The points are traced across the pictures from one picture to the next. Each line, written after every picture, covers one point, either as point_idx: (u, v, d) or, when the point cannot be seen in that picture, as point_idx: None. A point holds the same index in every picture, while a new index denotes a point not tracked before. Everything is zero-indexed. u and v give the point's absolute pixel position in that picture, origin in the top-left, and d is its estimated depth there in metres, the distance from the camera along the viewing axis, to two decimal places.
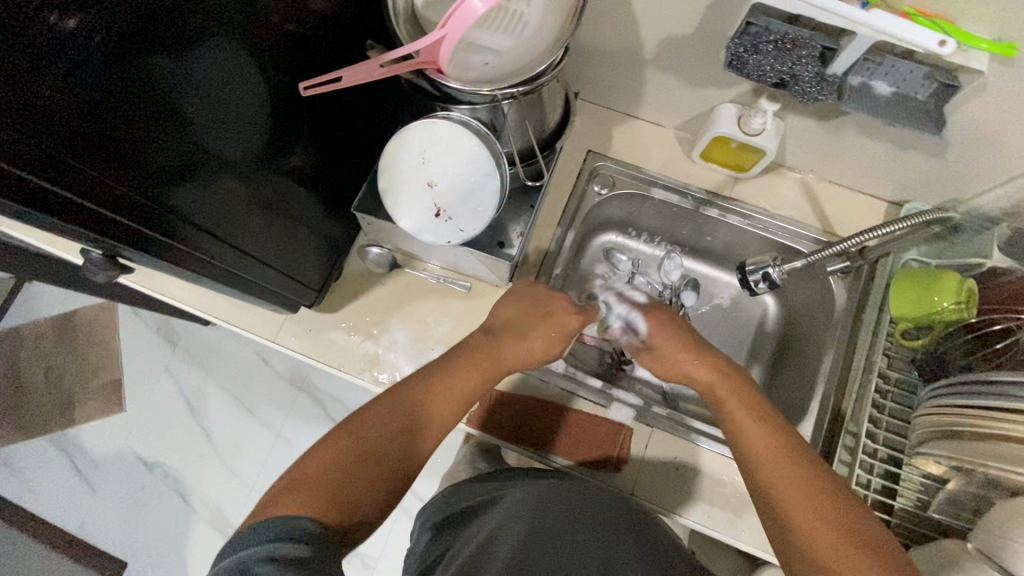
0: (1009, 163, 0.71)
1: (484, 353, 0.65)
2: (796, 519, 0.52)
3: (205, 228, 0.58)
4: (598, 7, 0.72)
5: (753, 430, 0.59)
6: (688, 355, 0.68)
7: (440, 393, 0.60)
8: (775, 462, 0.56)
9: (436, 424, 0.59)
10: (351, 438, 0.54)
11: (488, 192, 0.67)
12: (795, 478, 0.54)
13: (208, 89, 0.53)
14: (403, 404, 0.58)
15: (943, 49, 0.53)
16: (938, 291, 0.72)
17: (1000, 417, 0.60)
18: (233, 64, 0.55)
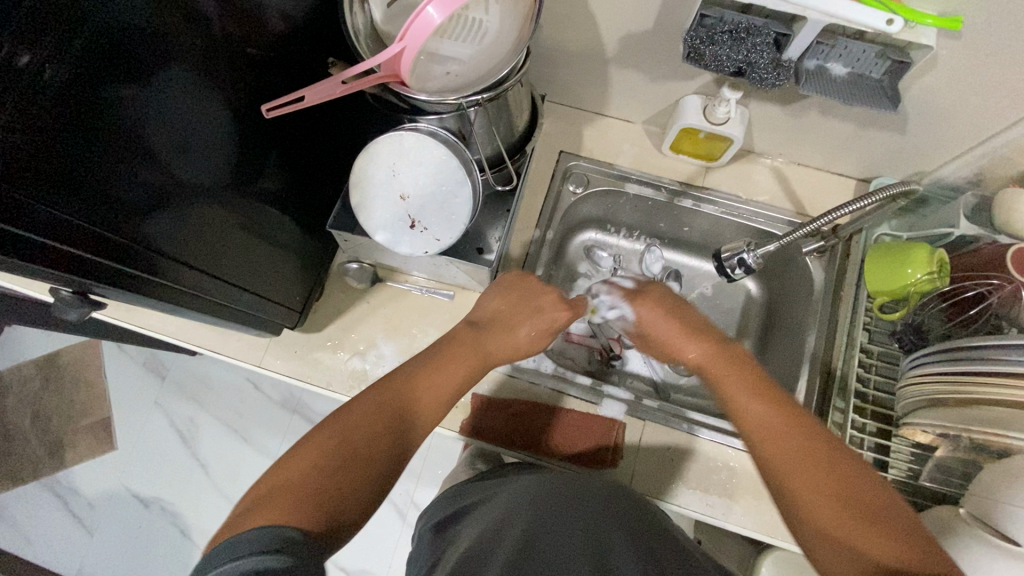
0: (967, 133, 0.73)
1: (466, 349, 0.65)
2: (804, 489, 0.52)
3: (181, 258, 0.58)
4: (556, 9, 0.73)
5: (750, 406, 0.60)
6: (692, 336, 0.68)
7: (429, 388, 0.60)
8: (776, 436, 0.56)
9: (426, 421, 0.59)
10: (337, 438, 0.52)
11: (461, 200, 0.67)
12: (798, 449, 0.55)
13: (171, 117, 0.53)
14: (389, 400, 0.57)
15: (891, 27, 0.54)
16: (910, 263, 0.73)
17: (984, 383, 0.61)
18: (195, 90, 0.55)
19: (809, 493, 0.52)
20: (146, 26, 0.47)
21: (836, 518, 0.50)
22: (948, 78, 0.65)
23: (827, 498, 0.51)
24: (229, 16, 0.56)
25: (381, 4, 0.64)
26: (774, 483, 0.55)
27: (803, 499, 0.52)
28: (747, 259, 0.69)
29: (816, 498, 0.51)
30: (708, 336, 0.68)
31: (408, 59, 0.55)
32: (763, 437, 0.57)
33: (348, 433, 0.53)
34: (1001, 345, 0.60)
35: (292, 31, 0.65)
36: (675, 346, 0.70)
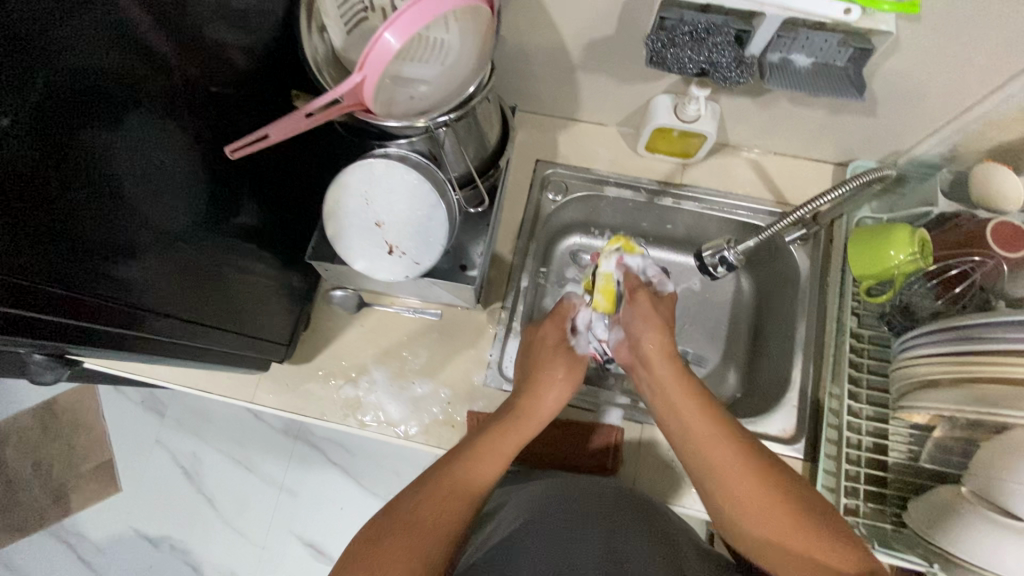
0: (938, 111, 0.73)
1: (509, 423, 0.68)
2: (750, 500, 0.57)
3: (156, 304, 0.57)
4: (517, 21, 0.72)
5: (689, 409, 0.65)
6: (652, 326, 0.73)
7: (481, 460, 0.63)
8: (712, 446, 0.61)
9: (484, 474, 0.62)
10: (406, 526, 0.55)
11: (438, 222, 0.65)
12: (735, 461, 0.59)
13: (140, 160, 0.52)
14: (444, 484, 0.60)
15: (848, 16, 0.55)
16: (892, 245, 0.73)
17: (977, 358, 0.60)
18: (162, 133, 0.54)
19: (753, 501, 0.57)
20: (102, 70, 0.47)
21: (777, 525, 0.55)
22: (912, 59, 0.65)
23: (770, 511, 0.56)
24: (190, 56, 0.56)
25: (340, 30, 0.64)
26: (716, 489, 0.59)
27: (747, 509, 0.57)
28: (729, 258, 0.68)
29: (764, 512, 0.56)
30: (659, 324, 0.74)
31: (371, 87, 0.56)
32: (703, 447, 0.61)
33: (404, 519, 0.56)
34: (991, 324, 0.59)
35: (252, 66, 0.65)
36: (630, 327, 0.75)
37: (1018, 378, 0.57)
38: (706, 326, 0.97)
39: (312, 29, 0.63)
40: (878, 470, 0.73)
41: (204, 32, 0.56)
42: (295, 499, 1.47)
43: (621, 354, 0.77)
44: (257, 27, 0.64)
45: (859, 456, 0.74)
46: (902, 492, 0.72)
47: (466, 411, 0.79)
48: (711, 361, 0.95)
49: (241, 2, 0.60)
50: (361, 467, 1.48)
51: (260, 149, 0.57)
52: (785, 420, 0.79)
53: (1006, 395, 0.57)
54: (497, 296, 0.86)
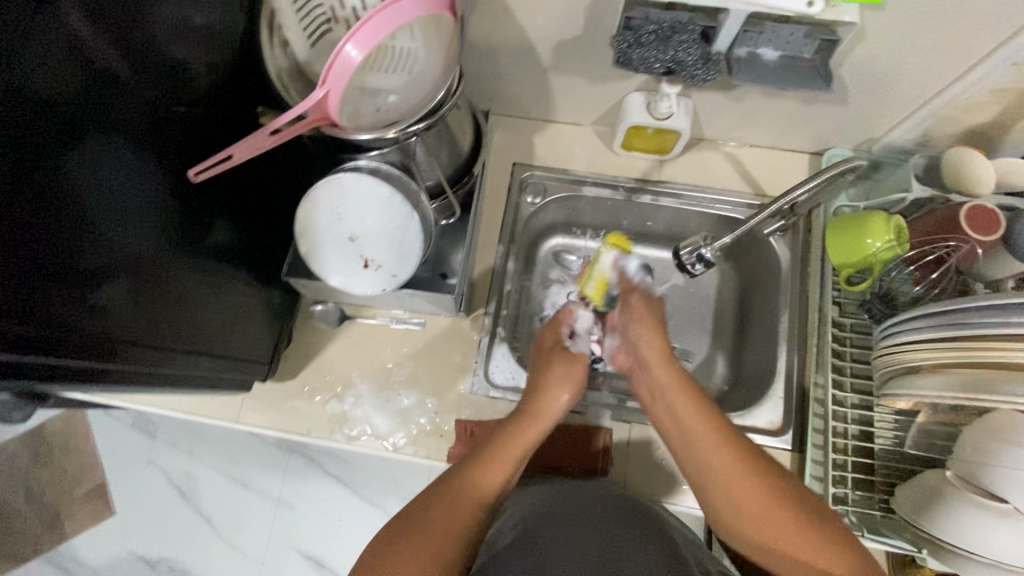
0: (908, 98, 0.73)
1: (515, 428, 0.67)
2: (751, 499, 0.57)
3: (127, 331, 0.56)
4: (484, 25, 0.72)
5: (679, 404, 0.65)
6: (647, 327, 0.73)
7: (491, 471, 0.62)
8: (708, 446, 0.61)
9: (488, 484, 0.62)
10: (416, 536, 0.55)
11: (412, 233, 0.63)
12: (736, 469, 0.58)
13: (103, 184, 0.51)
14: (454, 498, 0.59)
15: (812, 8, 0.54)
16: (871, 233, 0.73)
17: (953, 343, 0.60)
18: (123, 156, 0.53)
19: (751, 503, 0.57)
20: (57, 93, 0.45)
21: (775, 529, 0.55)
22: (881, 47, 0.65)
23: (770, 519, 0.56)
24: (148, 75, 0.54)
25: (304, 44, 0.64)
26: (713, 491, 0.60)
27: (743, 502, 0.57)
28: (706, 256, 0.68)
29: (768, 520, 0.56)
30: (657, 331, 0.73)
31: (335, 102, 0.55)
32: (698, 447, 0.61)
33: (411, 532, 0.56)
34: (964, 308, 0.60)
35: (216, 84, 0.63)
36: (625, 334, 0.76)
37: (992, 361, 0.58)
38: (692, 321, 0.97)
39: (274, 43, 0.62)
40: (866, 458, 0.73)
41: (162, 51, 0.55)
42: (292, 513, 1.46)
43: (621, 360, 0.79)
44: (218, 44, 0.62)
45: (845, 444, 0.74)
46: (890, 479, 0.73)
47: (454, 421, 0.79)
48: (699, 356, 0.94)
49: (200, 19, 0.59)
50: (358, 476, 1.47)
51: (225, 171, 0.55)
52: (772, 412, 0.80)
53: (983, 380, 0.57)
54: (479, 302, 0.85)
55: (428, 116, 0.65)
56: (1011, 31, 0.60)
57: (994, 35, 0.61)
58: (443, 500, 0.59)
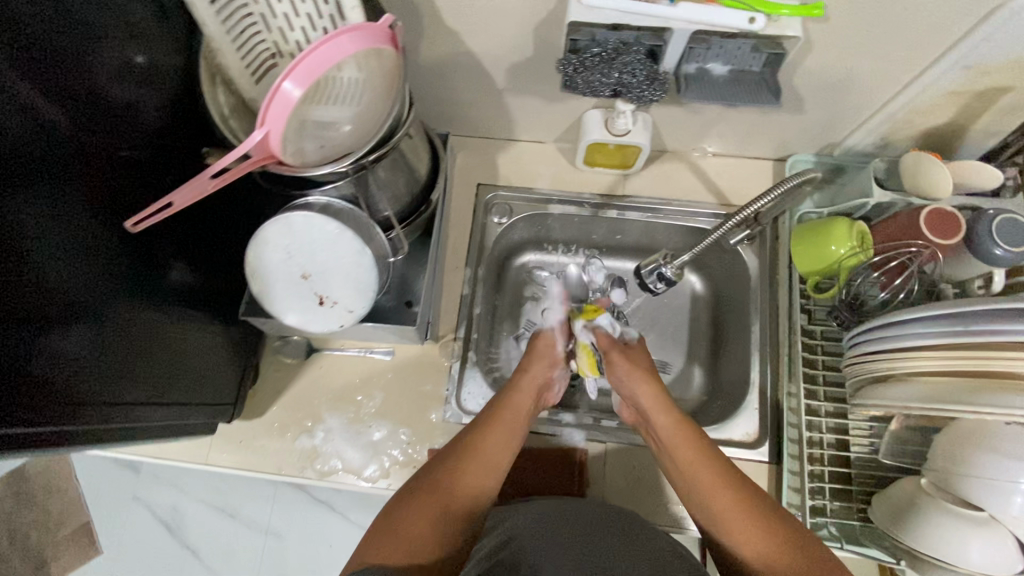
0: (863, 104, 0.73)
1: (509, 410, 0.69)
2: (717, 497, 0.60)
3: (90, 379, 0.54)
4: (435, 52, 0.71)
5: (685, 452, 0.64)
6: (642, 380, 0.71)
7: (488, 451, 0.65)
8: (712, 487, 0.61)
9: (478, 469, 0.63)
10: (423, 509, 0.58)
11: (363, 267, 0.61)
12: (729, 497, 0.60)
13: (52, 232, 0.49)
14: (458, 484, 0.61)
15: (753, 25, 0.54)
16: (833, 240, 0.73)
17: (914, 352, 0.59)
18: (69, 205, 0.51)
19: (721, 501, 0.60)
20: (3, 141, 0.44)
21: (763, 546, 0.56)
22: (832, 56, 0.65)
23: (753, 535, 0.57)
24: (86, 120, 0.53)
25: (250, 81, 0.63)
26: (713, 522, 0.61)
27: (734, 530, 0.59)
28: (667, 274, 0.67)
29: (755, 539, 0.57)
30: (647, 376, 0.71)
31: (277, 140, 0.54)
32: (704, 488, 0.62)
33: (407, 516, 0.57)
34: (914, 316, 0.59)
35: (158, 124, 0.62)
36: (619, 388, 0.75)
37: (964, 367, 0.56)
38: (668, 331, 0.95)
39: (216, 81, 0.61)
40: (842, 467, 0.73)
41: (101, 95, 0.54)
42: (282, 542, 1.43)
43: (631, 415, 0.76)
44: (159, 84, 0.61)
45: (821, 454, 0.73)
46: (868, 486, 0.72)
47: (427, 451, 0.77)
48: (677, 367, 0.93)
49: (137, 61, 0.58)
50: (347, 502, 1.44)
51: (165, 219, 0.53)
52: (748, 423, 0.79)
53: (952, 390, 0.56)
54: (448, 328, 0.84)
55: (383, 144, 0.63)
56: (958, 36, 0.60)
57: (942, 41, 0.61)
58: (445, 486, 0.61)
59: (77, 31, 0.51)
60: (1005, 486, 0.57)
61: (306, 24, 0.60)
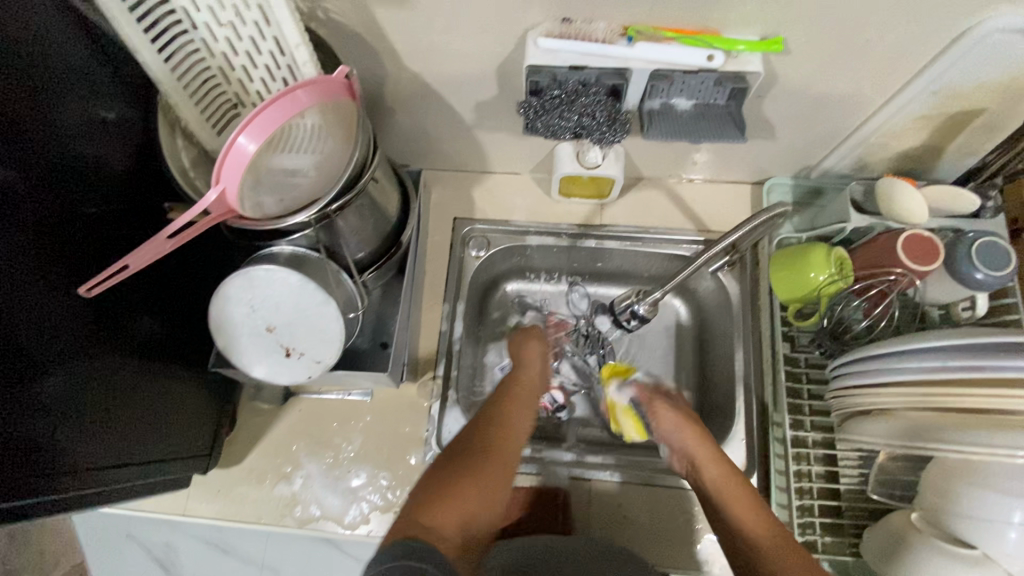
0: (834, 131, 0.72)
1: (520, 392, 0.70)
2: (747, 511, 0.59)
3: (56, 445, 0.53)
4: (401, 94, 0.71)
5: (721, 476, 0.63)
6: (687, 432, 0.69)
7: (515, 429, 0.64)
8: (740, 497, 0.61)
9: (508, 440, 0.62)
10: (470, 485, 0.54)
11: (328, 317, 0.61)
12: (749, 503, 0.60)
13: (16, 300, 0.49)
14: (492, 448, 0.60)
15: (711, 63, 0.55)
16: (811, 267, 0.71)
17: (898, 386, 0.58)
18: (32, 271, 0.50)
19: (744, 507, 0.60)
20: None
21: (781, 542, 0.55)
22: (797, 86, 0.64)
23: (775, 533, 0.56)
24: (49, 185, 0.52)
25: (211, 134, 0.62)
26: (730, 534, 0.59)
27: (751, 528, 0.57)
28: (639, 312, 0.65)
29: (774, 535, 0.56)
30: (690, 422, 0.70)
31: (235, 196, 0.54)
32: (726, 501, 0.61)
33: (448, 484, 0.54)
34: (896, 349, 0.58)
35: (124, 179, 0.62)
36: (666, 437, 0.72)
37: (945, 405, 0.55)
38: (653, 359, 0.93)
39: (176, 139, 0.61)
40: (832, 499, 0.71)
41: (62, 156, 0.54)
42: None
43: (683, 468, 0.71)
44: (122, 140, 0.61)
45: (809, 486, 0.72)
46: (860, 520, 0.70)
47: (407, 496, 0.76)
48: None
49: (97, 122, 0.58)
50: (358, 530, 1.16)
51: (121, 281, 0.53)
52: (734, 456, 0.77)
53: (933, 425, 0.55)
54: (427, 366, 0.83)
55: (350, 189, 0.61)
56: (921, 64, 0.59)
57: (906, 69, 0.60)
58: (480, 452, 0.59)
59: (33, 96, 0.50)
60: (999, 525, 0.54)
61: (264, 75, 0.59)
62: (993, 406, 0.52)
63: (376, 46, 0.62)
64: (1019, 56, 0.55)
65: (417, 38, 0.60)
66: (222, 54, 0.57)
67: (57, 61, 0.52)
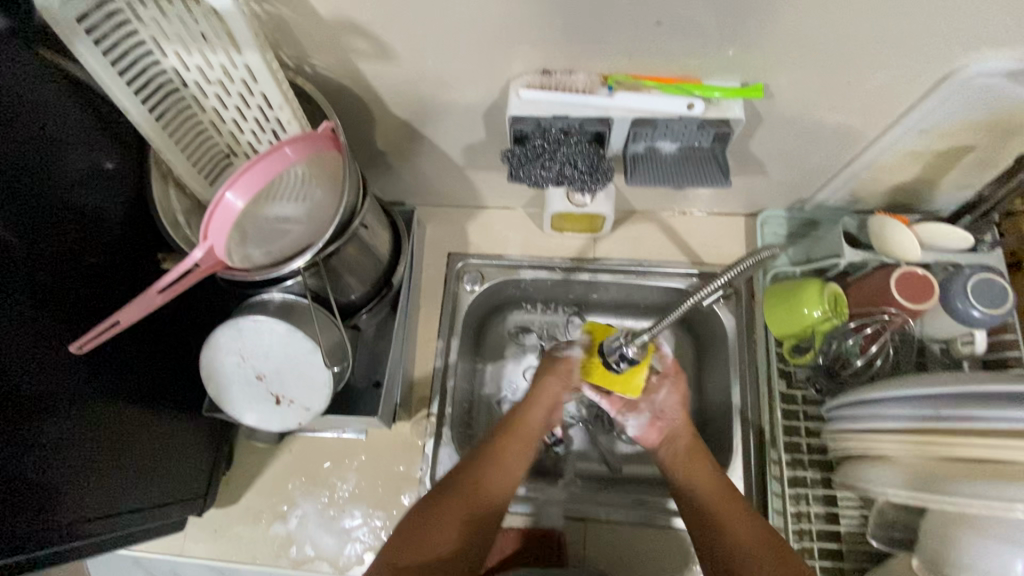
0: (825, 166, 0.72)
1: (523, 428, 0.69)
2: (735, 517, 0.62)
3: (57, 494, 0.54)
4: (391, 139, 0.72)
5: (707, 477, 0.66)
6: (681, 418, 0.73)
7: (505, 475, 0.65)
8: (728, 502, 0.63)
9: (497, 491, 0.64)
10: (445, 532, 0.60)
11: (316, 365, 0.61)
12: (736, 508, 0.63)
13: (21, 357, 0.50)
14: (479, 500, 0.63)
15: (693, 111, 0.55)
16: (804, 303, 0.71)
17: (892, 435, 0.58)
18: (34, 327, 0.52)
19: (730, 511, 0.62)
20: None
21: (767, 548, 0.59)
22: (783, 126, 0.64)
23: (762, 540, 0.59)
24: (51, 242, 0.54)
25: (204, 185, 0.64)
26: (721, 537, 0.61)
27: (742, 535, 0.60)
28: (627, 353, 0.66)
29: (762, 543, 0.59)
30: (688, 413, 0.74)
31: (223, 250, 0.54)
32: (717, 502, 0.64)
33: (422, 537, 0.59)
34: (881, 395, 0.59)
35: (118, 229, 0.62)
36: (659, 408, 0.74)
37: (939, 452, 0.54)
38: None
39: (170, 190, 0.62)
40: (833, 543, 0.69)
41: (65, 212, 0.55)
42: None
43: (649, 438, 0.74)
44: (122, 193, 0.63)
45: (809, 528, 0.70)
46: (860, 564, 0.69)
47: None
48: None
49: (100, 174, 0.59)
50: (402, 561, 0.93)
51: (111, 335, 0.54)
52: None
53: (927, 474, 0.53)
54: (421, 404, 0.83)
55: (341, 233, 0.62)
56: (906, 105, 0.59)
57: (892, 111, 0.60)
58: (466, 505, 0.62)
59: (32, 157, 0.52)
60: None
61: (253, 128, 0.60)
62: (994, 456, 0.51)
63: (363, 96, 0.63)
64: (1004, 97, 0.55)
65: (404, 89, 0.61)
66: (212, 109, 0.59)
67: (56, 122, 0.54)
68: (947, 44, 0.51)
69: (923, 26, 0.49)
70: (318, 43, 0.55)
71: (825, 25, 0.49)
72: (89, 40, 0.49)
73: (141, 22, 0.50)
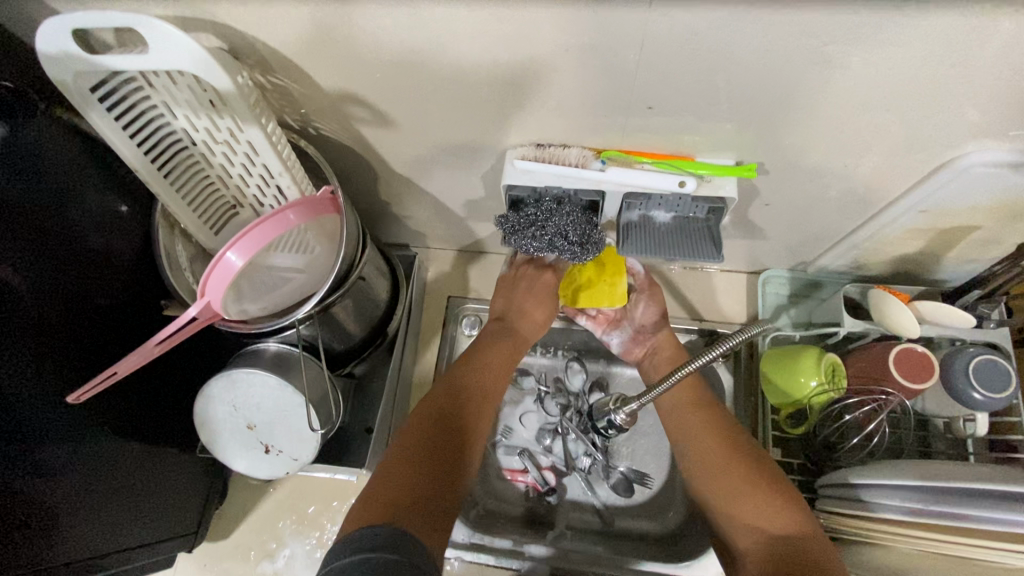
0: (827, 234, 0.71)
1: (506, 344, 0.74)
2: (718, 463, 0.65)
3: (63, 534, 0.56)
4: (394, 192, 0.74)
5: (697, 426, 0.69)
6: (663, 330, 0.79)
7: (487, 390, 0.69)
8: (712, 449, 0.67)
9: (477, 414, 0.66)
10: (435, 457, 0.59)
11: (304, 417, 0.63)
12: (719, 454, 0.66)
13: (36, 406, 0.52)
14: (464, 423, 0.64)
15: (683, 188, 0.56)
16: (801, 371, 0.68)
17: (892, 527, 0.55)
18: (49, 377, 0.54)
19: (714, 458, 0.66)
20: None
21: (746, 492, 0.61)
22: (783, 198, 0.64)
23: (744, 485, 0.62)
24: (68, 292, 0.56)
25: (209, 235, 0.66)
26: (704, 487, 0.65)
27: (723, 483, 0.63)
28: (616, 420, 0.67)
29: (741, 490, 0.62)
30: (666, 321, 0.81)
31: (220, 304, 0.55)
32: (698, 450, 0.67)
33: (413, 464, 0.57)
34: (877, 483, 0.57)
35: (126, 275, 0.64)
36: (639, 324, 0.81)
37: (946, 548, 0.52)
38: (652, 442, 0.89)
39: (176, 241, 0.64)
40: None
41: (84, 262, 0.58)
42: None
43: (633, 353, 0.82)
44: (133, 238, 0.65)
45: None
46: None
47: None
48: (658, 482, 0.87)
49: (114, 221, 0.62)
50: None
51: (108, 385, 0.56)
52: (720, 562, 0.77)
53: None
54: None
55: (341, 283, 0.62)
56: (908, 185, 0.58)
57: (893, 190, 0.59)
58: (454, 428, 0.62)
59: (53, 211, 0.54)
60: None
61: (258, 183, 0.62)
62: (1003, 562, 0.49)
63: (367, 155, 0.65)
64: (1006, 186, 0.54)
65: (406, 151, 0.63)
66: (219, 164, 0.60)
67: (72, 177, 0.57)
68: (944, 135, 0.50)
69: (920, 117, 0.49)
70: (321, 110, 0.57)
71: (820, 114, 0.50)
72: (101, 108, 0.51)
73: (155, 89, 0.52)
